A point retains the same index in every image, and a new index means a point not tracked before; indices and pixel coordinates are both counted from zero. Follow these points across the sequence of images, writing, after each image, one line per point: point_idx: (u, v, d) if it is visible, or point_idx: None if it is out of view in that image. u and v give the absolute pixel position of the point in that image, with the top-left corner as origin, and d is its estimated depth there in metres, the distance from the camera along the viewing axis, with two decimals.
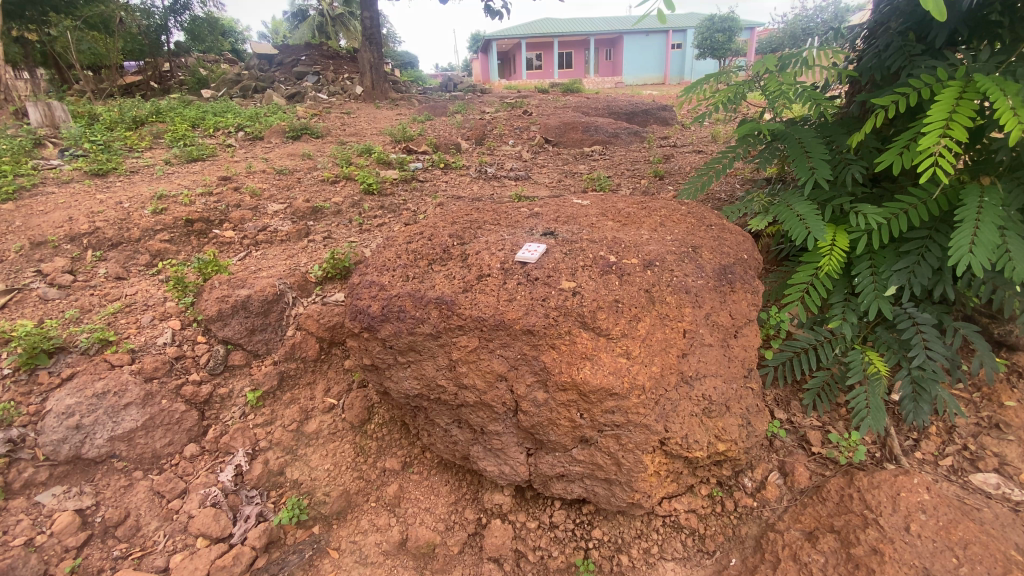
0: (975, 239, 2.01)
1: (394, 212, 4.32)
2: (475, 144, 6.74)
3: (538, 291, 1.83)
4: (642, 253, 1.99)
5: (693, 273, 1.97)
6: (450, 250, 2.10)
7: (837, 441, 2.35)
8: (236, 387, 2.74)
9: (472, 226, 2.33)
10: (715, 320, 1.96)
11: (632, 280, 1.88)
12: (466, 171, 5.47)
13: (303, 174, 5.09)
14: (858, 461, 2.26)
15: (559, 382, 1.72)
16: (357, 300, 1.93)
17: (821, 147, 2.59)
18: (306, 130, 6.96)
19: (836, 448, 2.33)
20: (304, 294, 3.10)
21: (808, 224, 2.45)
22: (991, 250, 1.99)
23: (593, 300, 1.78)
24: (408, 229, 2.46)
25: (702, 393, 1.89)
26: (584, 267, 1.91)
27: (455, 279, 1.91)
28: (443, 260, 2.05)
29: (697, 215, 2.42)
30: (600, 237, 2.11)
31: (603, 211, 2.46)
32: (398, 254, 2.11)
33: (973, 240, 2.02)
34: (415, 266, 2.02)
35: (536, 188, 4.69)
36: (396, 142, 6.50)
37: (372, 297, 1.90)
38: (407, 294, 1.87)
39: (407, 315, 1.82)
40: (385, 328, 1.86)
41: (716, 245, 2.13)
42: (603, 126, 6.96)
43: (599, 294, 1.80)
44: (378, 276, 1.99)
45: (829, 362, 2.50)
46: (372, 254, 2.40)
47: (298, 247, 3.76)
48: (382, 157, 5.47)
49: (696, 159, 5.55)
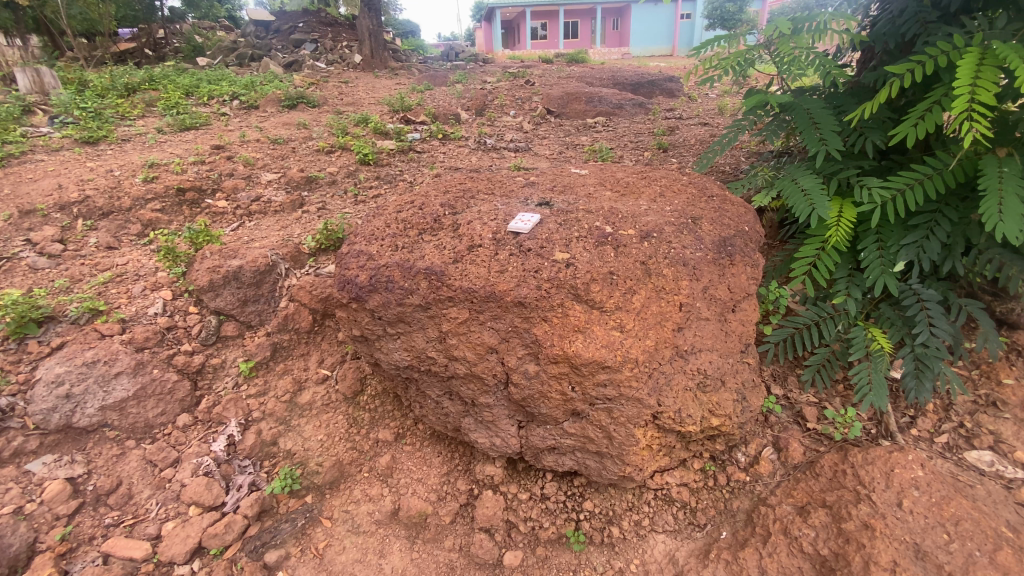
0: (1003, 207, 1.95)
1: (391, 184, 4.23)
2: (475, 115, 6.60)
3: (529, 264, 1.76)
4: (639, 224, 1.89)
5: (691, 245, 1.87)
6: (441, 219, 2.02)
7: (835, 418, 2.33)
8: (230, 357, 2.74)
9: (465, 196, 2.25)
10: (713, 294, 1.90)
11: (629, 253, 1.79)
12: (464, 142, 5.35)
13: (298, 144, 4.99)
14: (857, 437, 2.24)
15: (550, 355, 1.69)
16: (346, 270, 1.86)
17: (828, 118, 2.50)
18: (302, 99, 6.79)
19: (835, 424, 2.31)
20: (297, 266, 3.08)
21: (811, 200, 2.42)
22: (1016, 221, 1.92)
23: (587, 271, 1.72)
24: (400, 198, 2.38)
25: (697, 367, 1.87)
26: (579, 238, 1.84)
27: (444, 249, 1.84)
28: (431, 229, 1.97)
29: (699, 184, 2.27)
30: (596, 206, 2.02)
31: (602, 180, 2.35)
32: (385, 225, 2.02)
33: (999, 209, 1.96)
34: (405, 236, 1.94)
35: (536, 160, 4.58)
36: (394, 112, 6.37)
37: (359, 267, 1.83)
38: (395, 264, 1.79)
39: (396, 286, 1.76)
40: (373, 299, 1.81)
41: (718, 215, 2.01)
42: (606, 96, 6.78)
43: (594, 265, 1.74)
44: (365, 246, 1.92)
45: (831, 339, 2.48)
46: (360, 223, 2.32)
47: (292, 217, 3.69)
48: (379, 127, 5.36)
49: (701, 133, 5.42)
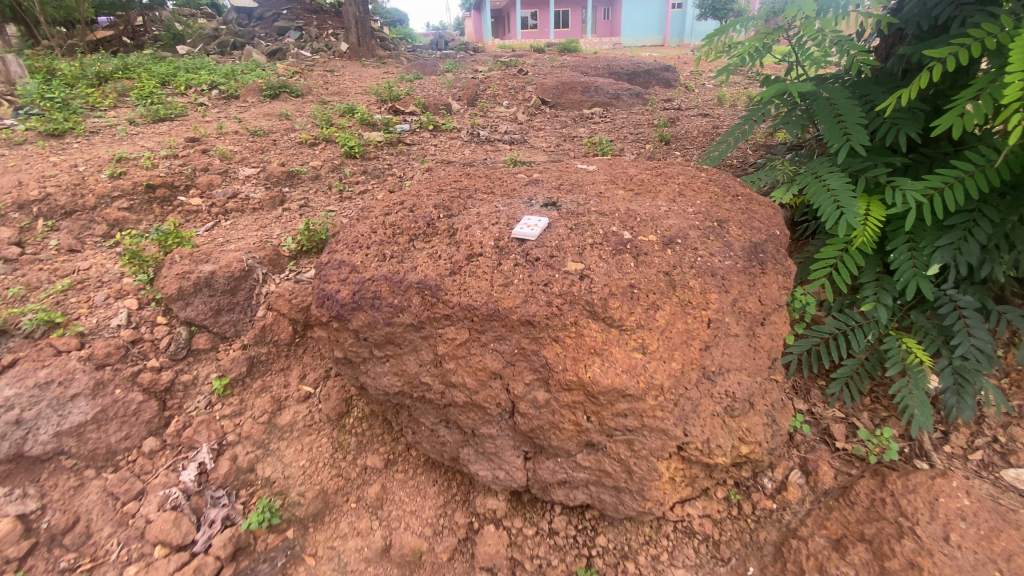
0: None
1: (378, 179, 3.97)
2: (467, 105, 6.32)
3: (536, 276, 1.53)
4: (660, 229, 1.67)
5: (720, 252, 1.65)
6: (436, 223, 1.77)
7: (868, 438, 2.14)
8: (202, 373, 2.49)
9: (461, 195, 2.00)
10: (743, 307, 1.69)
11: (651, 262, 1.57)
12: (456, 134, 5.09)
13: (280, 136, 4.70)
14: (892, 459, 2.05)
15: (562, 381, 1.47)
16: (325, 284, 1.61)
17: (853, 108, 2.27)
18: (285, 88, 6.46)
19: (867, 443, 2.13)
20: (276, 270, 2.83)
21: (837, 199, 2.21)
22: None
23: (604, 284, 1.50)
24: (388, 197, 2.14)
25: (725, 390, 1.67)
26: (594, 246, 1.61)
27: (439, 259, 1.60)
28: (423, 234, 1.72)
29: (719, 181, 2.04)
30: (610, 206, 1.79)
31: (613, 177, 2.11)
32: (370, 229, 1.77)
33: None
34: (394, 243, 1.70)
35: (533, 154, 4.34)
36: (382, 103, 6.09)
37: (341, 279, 1.59)
38: (383, 277, 1.55)
39: (384, 303, 1.52)
40: (358, 318, 1.57)
41: (747, 216, 1.78)
42: (603, 86, 6.53)
43: (612, 276, 1.52)
44: (347, 254, 1.67)
45: (860, 350, 2.30)
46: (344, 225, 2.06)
47: (272, 216, 3.43)
48: (366, 118, 5.07)
49: (703, 124, 5.21)
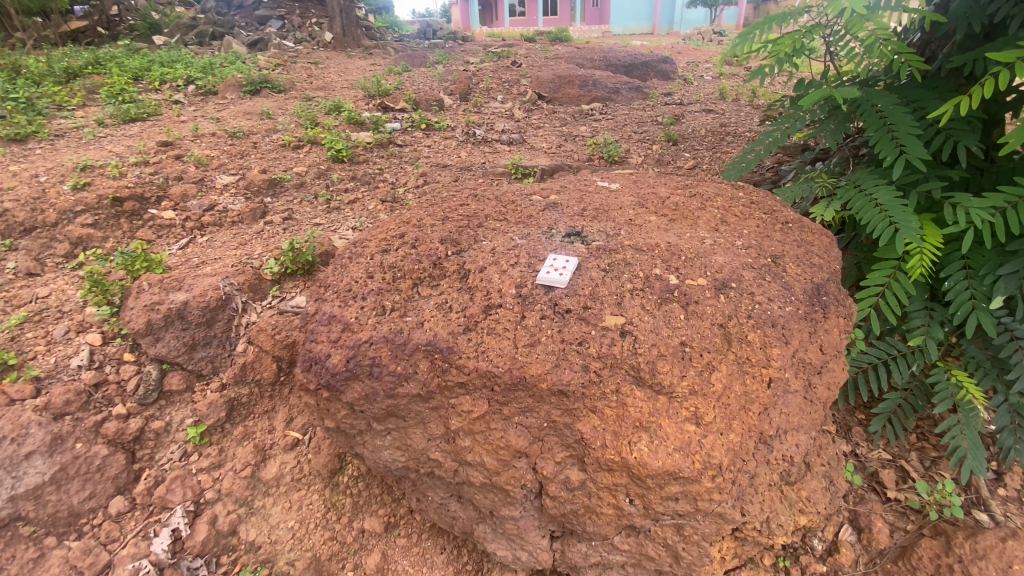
0: None
1: (368, 186, 3.67)
2: (460, 101, 6.00)
3: (567, 334, 1.27)
4: (710, 269, 1.42)
5: (779, 297, 1.41)
6: (443, 263, 1.48)
7: (928, 494, 1.91)
8: (176, 419, 2.21)
9: (470, 222, 1.72)
10: (802, 359, 1.46)
11: (705, 313, 1.33)
12: (450, 133, 4.78)
13: (260, 138, 4.37)
14: (955, 516, 1.83)
15: (601, 461, 1.23)
16: (313, 346, 1.30)
17: (904, 117, 2.04)
18: (266, 83, 6.08)
19: (925, 497, 1.90)
20: (257, 297, 2.54)
21: (889, 214, 1.97)
22: None
23: (651, 344, 1.26)
24: (384, 224, 1.87)
25: (782, 455, 1.45)
26: (635, 293, 1.36)
27: (449, 310, 1.34)
28: (428, 276, 1.44)
29: (764, 205, 1.79)
30: (646, 240, 1.54)
31: (640, 199, 1.86)
32: (363, 268, 1.48)
33: None
34: (394, 291, 1.39)
35: (534, 157, 4.07)
36: (370, 98, 5.74)
37: (329, 340, 1.28)
38: (382, 338, 1.26)
39: (384, 372, 1.24)
40: (352, 389, 1.26)
41: (804, 250, 1.54)
42: (602, 80, 6.23)
43: (660, 334, 1.28)
44: (335, 302, 1.37)
45: (903, 383, 2.09)
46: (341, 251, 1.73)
47: (253, 230, 3.13)
48: (353, 117, 4.75)
49: (710, 121, 4.95)
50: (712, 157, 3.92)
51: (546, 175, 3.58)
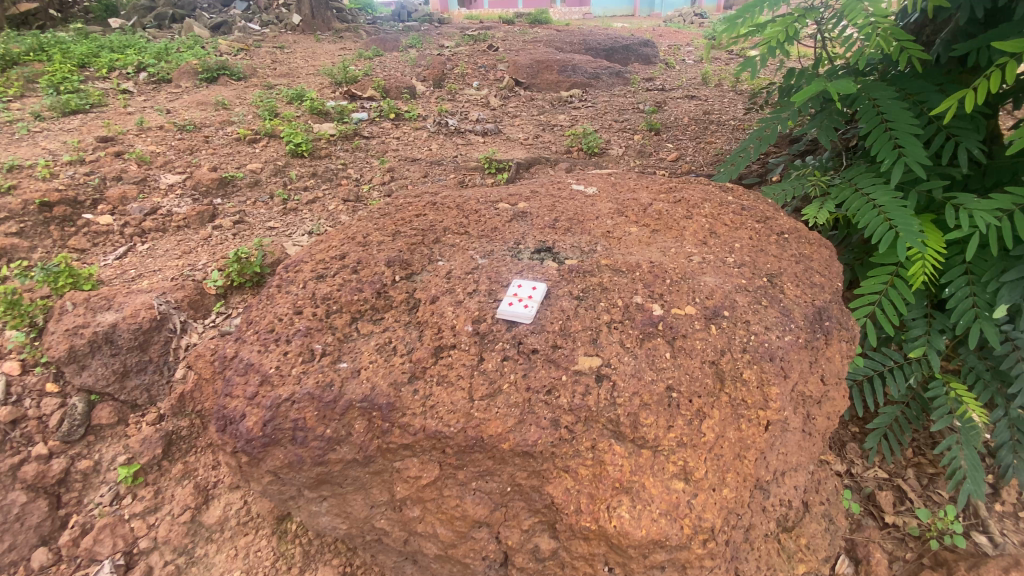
0: None
1: (329, 183, 3.40)
2: (433, 88, 5.70)
3: (534, 381, 1.10)
4: (699, 295, 1.24)
5: (777, 325, 1.23)
6: (386, 292, 1.34)
7: (928, 521, 1.75)
8: (107, 457, 1.97)
9: (424, 238, 1.53)
10: (801, 393, 1.29)
11: (694, 349, 1.15)
12: (421, 123, 4.50)
13: (214, 132, 4.04)
14: (956, 544, 1.68)
15: (576, 529, 1.05)
16: (225, 403, 1.14)
17: (904, 111, 1.86)
18: (224, 70, 5.68)
19: (926, 523, 1.76)
20: (200, 314, 2.30)
21: (890, 216, 1.80)
22: None
23: (634, 393, 1.08)
24: (330, 238, 1.69)
25: (779, 501, 1.28)
26: (613, 327, 1.18)
27: (390, 352, 1.18)
28: (370, 310, 1.30)
29: (757, 212, 1.61)
30: (624, 259, 1.35)
31: (620, 206, 1.65)
32: (293, 302, 1.32)
33: None
34: (322, 327, 1.25)
35: (509, 149, 3.83)
36: (337, 86, 5.40)
37: (245, 397, 1.12)
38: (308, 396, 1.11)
39: (305, 438, 1.09)
40: (273, 456, 1.12)
41: (804, 267, 1.36)
42: (581, 64, 5.97)
43: (643, 378, 1.10)
44: (257, 347, 1.22)
45: (899, 396, 1.94)
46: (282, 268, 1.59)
47: (199, 237, 2.85)
48: (316, 107, 4.43)
49: (693, 109, 4.75)
50: (695, 149, 3.74)
51: (521, 169, 3.35)
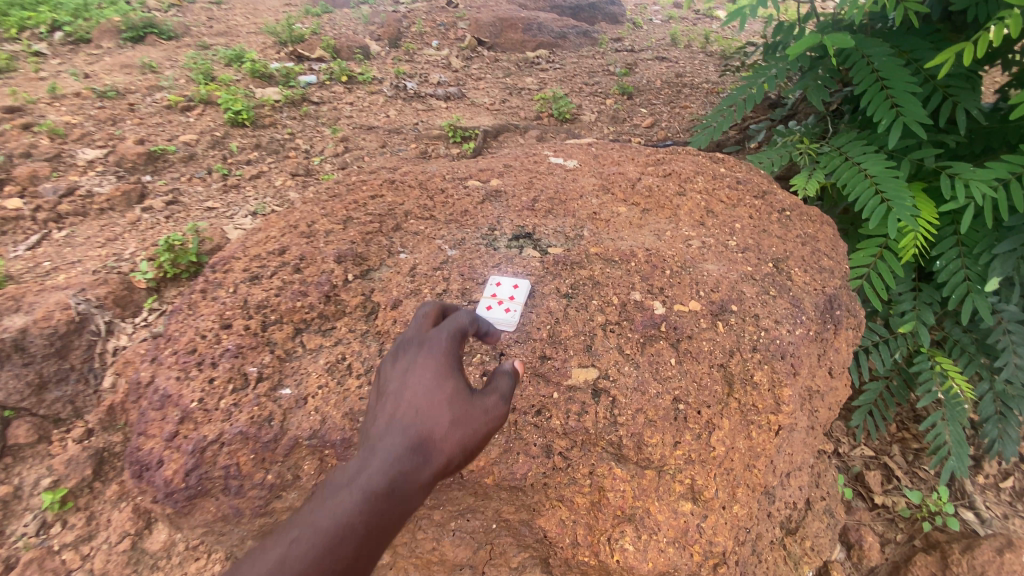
0: None
1: (275, 155, 3.08)
2: (389, 47, 5.27)
3: (519, 400, 1.00)
4: (702, 289, 1.10)
5: (787, 319, 1.10)
6: (331, 296, 1.23)
7: (919, 503, 1.73)
8: (29, 481, 1.66)
9: (378, 230, 1.38)
10: (809, 388, 1.17)
11: (701, 352, 1.03)
12: (377, 87, 4.13)
13: (141, 99, 3.59)
14: (948, 524, 1.67)
15: (572, 565, 0.98)
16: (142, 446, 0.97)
17: (900, 71, 1.72)
18: (152, 28, 5.07)
19: (915, 504, 1.73)
20: (128, 313, 2.02)
21: (881, 187, 1.69)
22: None
23: (637, 408, 0.98)
24: (272, 228, 1.47)
25: (784, 505, 1.18)
26: (609, 331, 1.06)
27: (340, 364, 1.13)
28: (317, 317, 1.21)
29: (753, 185, 1.47)
30: (614, 246, 1.21)
31: (604, 181, 1.49)
32: (220, 312, 1.20)
33: None
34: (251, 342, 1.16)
35: (474, 115, 3.56)
36: (282, 46, 4.91)
37: (163, 439, 1.05)
38: (238, 433, 1.02)
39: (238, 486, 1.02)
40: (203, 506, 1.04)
41: (811, 250, 1.23)
42: (546, 23, 5.62)
43: (647, 392, 0.99)
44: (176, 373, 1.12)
45: (883, 372, 1.88)
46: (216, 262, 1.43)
47: (126, 221, 2.51)
48: (257, 69, 3.99)
49: (665, 71, 4.55)
50: (670, 113, 3.56)
51: (488, 138, 3.11)
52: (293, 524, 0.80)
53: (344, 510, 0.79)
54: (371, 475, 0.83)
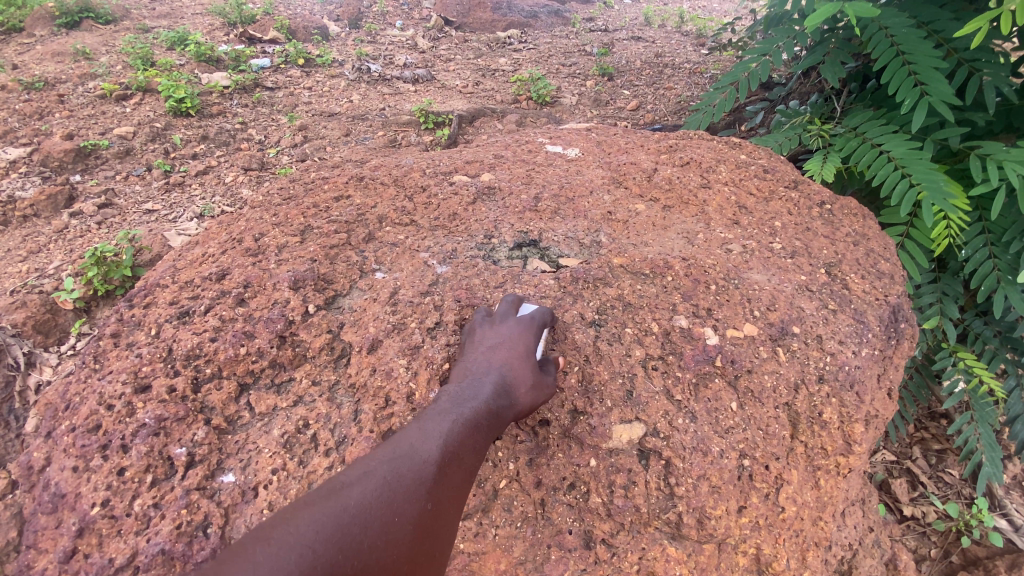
0: None
1: (225, 148, 2.74)
2: (349, 28, 4.89)
3: (548, 475, 0.91)
4: (758, 305, 1.05)
5: (851, 338, 1.02)
6: (283, 334, 1.05)
7: (956, 515, 1.60)
8: None
9: (340, 245, 1.22)
10: (869, 416, 1.01)
11: (764, 391, 0.96)
12: (338, 70, 3.78)
13: (70, 88, 3.18)
14: (988, 538, 1.54)
15: None
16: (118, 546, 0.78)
17: (926, 43, 1.56)
18: (86, 12, 4.55)
19: (951, 517, 1.60)
20: (50, 340, 1.70)
21: (907, 170, 1.52)
22: None
23: (699, 475, 0.89)
24: (222, 245, 1.23)
25: (841, 551, 1.01)
26: (650, 372, 0.97)
27: (303, 435, 0.93)
28: (269, 368, 1.01)
29: (782, 173, 1.38)
30: (643, 257, 1.14)
31: (615, 174, 1.41)
32: (137, 368, 0.99)
33: None
34: (185, 398, 0.96)
35: (447, 99, 3.28)
36: (231, 27, 4.48)
37: (55, 560, 0.83)
38: (160, 553, 0.81)
39: None
40: None
41: (867, 252, 1.16)
42: (516, 2, 5.34)
43: (710, 452, 0.90)
44: (74, 461, 0.90)
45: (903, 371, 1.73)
46: (146, 286, 1.19)
47: (51, 229, 2.17)
48: (203, 52, 3.59)
49: (644, 50, 4.34)
50: (655, 95, 3.36)
51: (464, 123, 2.84)
52: (401, 440, 0.76)
53: (460, 430, 0.78)
54: (480, 402, 0.82)
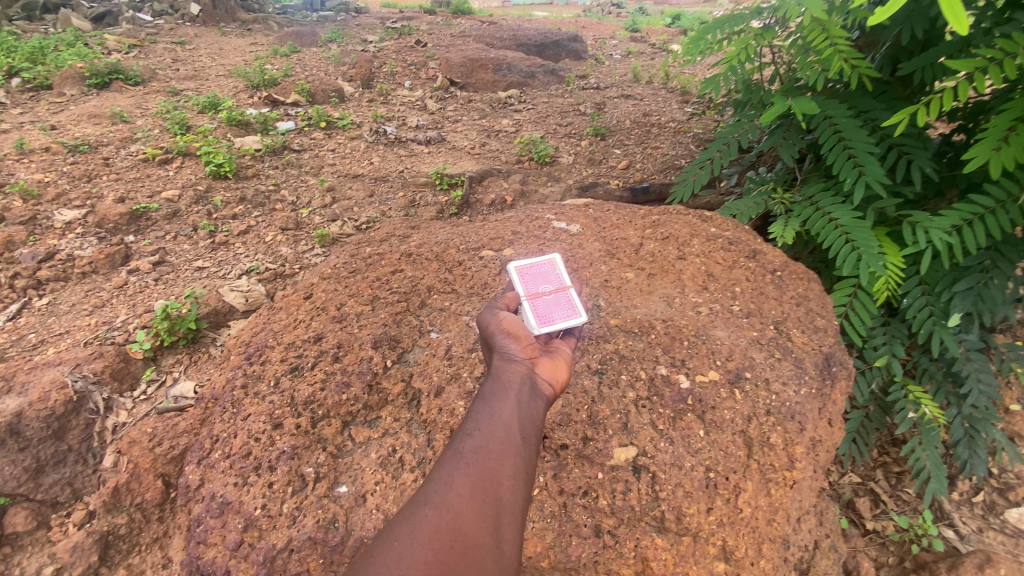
0: None
1: (262, 208, 3.07)
2: (362, 89, 5.34)
3: (568, 485, 1.18)
4: (720, 357, 1.36)
5: (794, 379, 1.34)
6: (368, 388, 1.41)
7: (907, 526, 1.87)
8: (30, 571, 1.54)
9: (402, 312, 1.59)
10: (813, 440, 1.30)
11: (724, 421, 1.26)
12: (357, 131, 4.17)
13: (115, 152, 3.52)
14: (933, 545, 1.80)
15: None
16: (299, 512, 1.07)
17: (861, 132, 1.91)
18: (117, 74, 4.97)
19: (904, 528, 1.87)
20: (123, 386, 1.95)
21: (851, 236, 1.84)
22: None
23: (677, 484, 1.17)
24: (307, 313, 1.58)
25: (798, 549, 1.27)
26: (643, 406, 1.29)
27: (393, 458, 1.28)
28: (363, 410, 1.37)
29: (743, 244, 1.72)
30: (633, 318, 1.47)
31: (610, 247, 1.75)
32: (271, 412, 1.34)
33: None
34: (304, 437, 1.31)
35: (458, 161, 3.66)
36: (254, 89, 4.91)
37: (227, 550, 1.17)
38: (309, 539, 1.15)
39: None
40: None
41: (806, 311, 1.50)
42: (515, 62, 5.83)
43: (684, 467, 1.19)
44: (234, 479, 1.25)
45: (863, 403, 2.01)
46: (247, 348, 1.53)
47: (110, 284, 2.45)
48: (234, 117, 3.97)
49: (634, 110, 4.79)
50: (643, 154, 3.76)
51: (474, 184, 3.21)
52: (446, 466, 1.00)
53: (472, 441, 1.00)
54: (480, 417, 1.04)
